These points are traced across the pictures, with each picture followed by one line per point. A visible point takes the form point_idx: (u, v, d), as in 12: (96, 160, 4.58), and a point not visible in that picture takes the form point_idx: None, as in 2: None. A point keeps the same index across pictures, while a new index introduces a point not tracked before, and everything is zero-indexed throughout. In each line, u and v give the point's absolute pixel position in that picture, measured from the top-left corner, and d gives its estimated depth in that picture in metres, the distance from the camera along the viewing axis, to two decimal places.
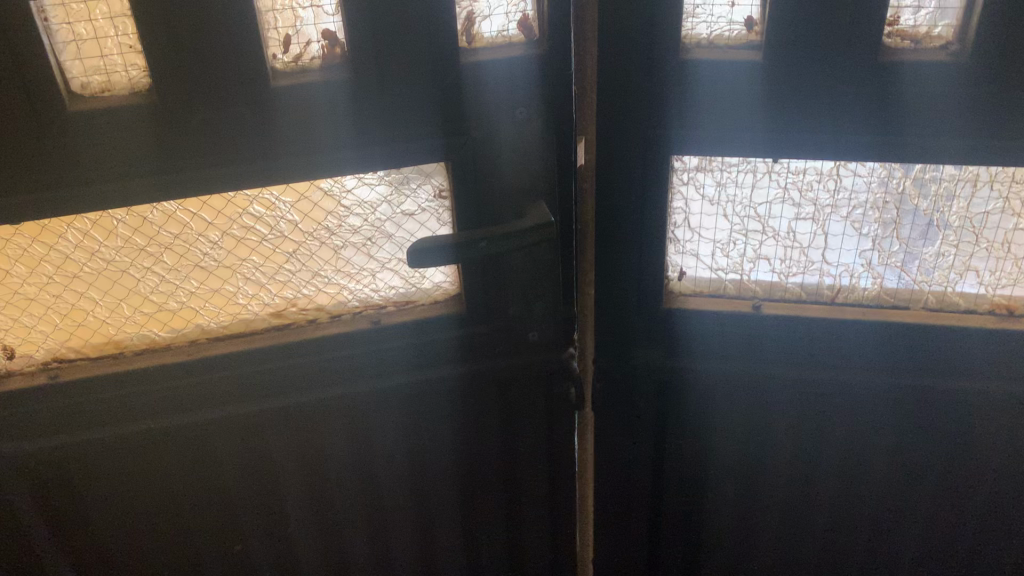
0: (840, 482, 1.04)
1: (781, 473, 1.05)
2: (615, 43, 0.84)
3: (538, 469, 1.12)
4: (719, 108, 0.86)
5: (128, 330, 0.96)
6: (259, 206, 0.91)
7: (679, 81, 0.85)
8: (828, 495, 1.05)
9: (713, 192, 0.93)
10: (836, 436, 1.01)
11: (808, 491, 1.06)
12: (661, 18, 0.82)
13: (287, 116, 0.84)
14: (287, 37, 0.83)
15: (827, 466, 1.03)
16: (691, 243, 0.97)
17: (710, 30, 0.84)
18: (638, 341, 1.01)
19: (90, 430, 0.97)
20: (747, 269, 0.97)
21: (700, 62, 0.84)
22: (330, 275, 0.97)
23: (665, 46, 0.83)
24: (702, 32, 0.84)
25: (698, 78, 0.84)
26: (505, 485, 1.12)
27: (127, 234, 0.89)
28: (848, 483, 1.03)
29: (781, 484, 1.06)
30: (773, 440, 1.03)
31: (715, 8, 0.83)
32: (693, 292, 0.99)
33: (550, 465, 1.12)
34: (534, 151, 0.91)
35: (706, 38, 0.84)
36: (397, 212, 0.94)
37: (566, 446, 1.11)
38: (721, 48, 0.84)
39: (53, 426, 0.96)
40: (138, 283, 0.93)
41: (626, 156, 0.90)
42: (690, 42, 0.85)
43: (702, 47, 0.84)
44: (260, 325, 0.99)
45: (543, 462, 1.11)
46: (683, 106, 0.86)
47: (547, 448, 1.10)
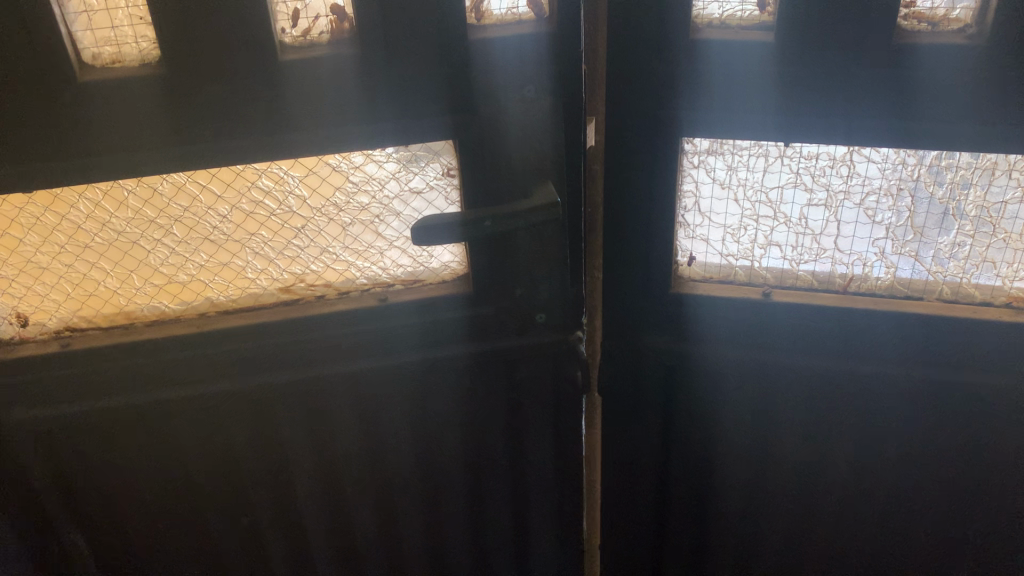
0: (850, 475, 1.02)
1: (789, 463, 1.04)
2: (626, 20, 0.83)
3: (545, 452, 1.11)
4: (732, 90, 0.84)
5: (138, 301, 0.97)
6: (268, 179, 0.91)
7: (690, 60, 0.83)
8: (837, 486, 1.04)
9: (724, 176, 0.91)
10: (846, 426, 0.99)
11: (817, 482, 1.04)
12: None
13: (295, 90, 0.84)
14: (296, 11, 0.83)
15: (837, 458, 1.02)
16: (701, 227, 0.95)
17: (722, 10, 0.83)
18: (647, 326, 1.00)
19: (101, 399, 0.98)
20: (758, 255, 0.95)
21: (711, 42, 0.82)
22: (337, 252, 0.98)
23: (676, 25, 0.82)
24: (714, 12, 0.83)
25: (711, 59, 0.83)
26: (511, 467, 1.12)
27: (137, 206, 0.90)
28: (857, 474, 1.02)
29: (790, 473, 1.05)
30: (782, 429, 1.02)
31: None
32: (703, 278, 0.98)
33: (557, 449, 1.12)
34: (543, 131, 0.90)
35: (718, 18, 0.83)
36: (406, 189, 0.94)
37: (573, 430, 1.10)
38: (733, 28, 0.83)
39: (64, 395, 0.97)
40: (149, 254, 0.94)
41: (637, 138, 0.89)
42: (702, 21, 0.83)
43: (714, 26, 0.83)
44: (268, 299, 0.99)
45: (550, 446, 1.11)
46: (694, 87, 0.85)
47: (554, 432, 1.10)
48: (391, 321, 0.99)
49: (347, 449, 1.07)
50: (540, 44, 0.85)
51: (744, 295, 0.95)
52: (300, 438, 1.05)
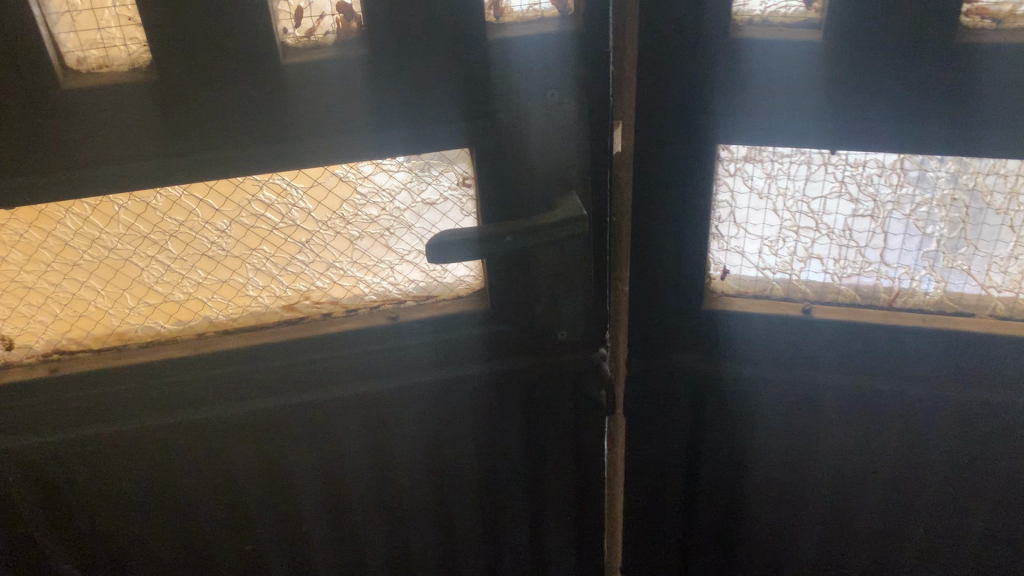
0: (890, 499, 0.96)
1: (826, 486, 0.98)
2: (658, 18, 0.76)
3: (565, 475, 1.05)
4: (774, 93, 0.77)
5: (132, 322, 0.90)
6: (270, 192, 0.84)
7: (728, 62, 0.77)
8: (877, 510, 0.97)
9: (762, 184, 0.84)
10: (888, 449, 0.93)
11: (855, 507, 0.98)
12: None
13: (297, 96, 0.77)
14: (299, 10, 0.76)
15: (878, 482, 0.95)
16: (736, 239, 0.88)
17: (764, 6, 0.75)
18: (676, 344, 0.94)
19: (94, 426, 0.92)
20: (797, 269, 0.89)
21: (751, 43, 0.75)
22: (345, 267, 0.91)
23: (713, 23, 0.75)
24: (755, 8, 0.76)
25: (752, 59, 0.76)
26: (530, 490, 1.05)
27: (129, 221, 0.83)
28: (899, 498, 0.96)
29: (826, 496, 0.98)
30: (819, 451, 0.95)
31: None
32: (737, 292, 0.91)
33: (577, 471, 1.05)
34: (568, 138, 0.83)
35: (759, 15, 0.76)
36: (418, 200, 0.88)
37: (595, 452, 1.04)
38: (775, 26, 0.76)
39: (54, 421, 0.91)
40: (142, 272, 0.87)
41: (666, 146, 0.82)
42: (741, 19, 0.76)
43: (754, 25, 0.76)
44: (270, 318, 0.92)
45: (570, 468, 1.05)
46: (733, 89, 0.78)
47: (575, 454, 1.03)
48: (403, 340, 0.93)
49: (356, 474, 1.00)
50: (563, 44, 0.78)
51: (781, 312, 0.89)
52: (305, 464, 0.98)
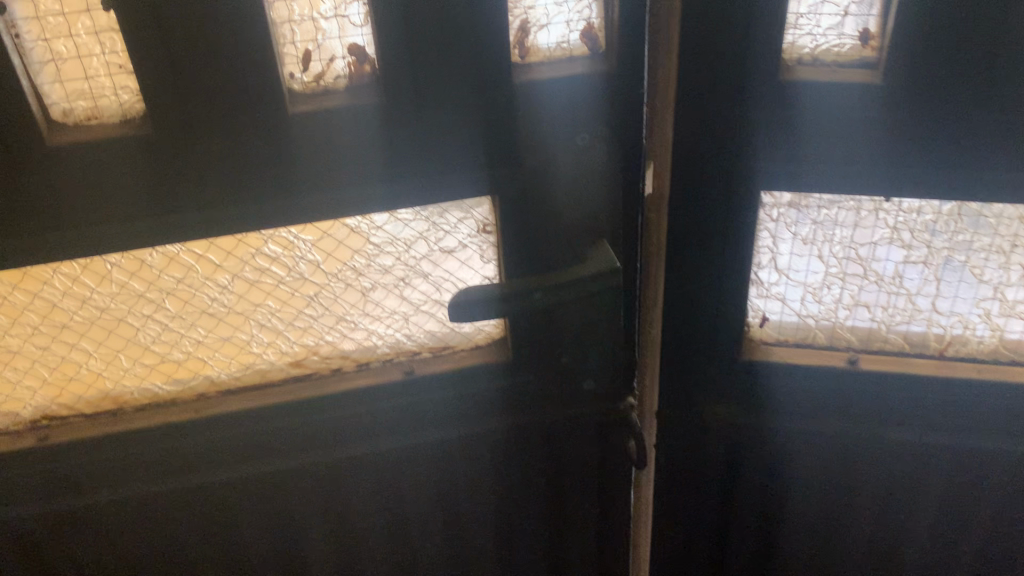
0: (932, 543, 0.92)
1: (865, 532, 0.94)
2: (701, 58, 0.69)
3: (589, 525, 1.00)
4: (825, 137, 0.71)
5: (127, 383, 0.84)
6: (276, 245, 0.77)
7: (777, 105, 0.70)
8: (917, 553, 0.94)
9: (807, 231, 0.78)
10: (932, 494, 0.89)
11: (895, 550, 0.94)
12: (757, 31, 0.67)
13: (305, 148, 0.71)
14: (308, 53, 0.69)
15: (919, 526, 0.92)
16: (777, 286, 0.82)
17: (816, 43, 0.69)
18: (712, 394, 0.88)
19: (89, 495, 0.85)
20: (842, 316, 0.83)
21: (802, 85, 0.69)
22: (356, 320, 0.84)
23: (761, 64, 0.69)
24: (806, 45, 0.69)
25: (803, 102, 0.70)
26: (552, 540, 1.00)
27: (123, 279, 0.77)
28: (941, 542, 0.92)
29: (864, 541, 0.94)
30: (859, 499, 0.91)
31: (822, 18, 0.68)
32: (777, 340, 0.85)
33: (601, 520, 1.00)
34: (598, 184, 0.77)
35: (810, 53, 0.69)
36: (435, 249, 0.81)
37: (620, 502, 0.99)
38: (828, 65, 0.69)
39: (46, 491, 0.85)
40: (137, 332, 0.80)
41: (705, 190, 0.76)
42: (790, 58, 0.69)
43: (804, 64, 0.69)
44: (276, 375, 0.86)
45: (594, 518, 0.99)
46: (781, 133, 0.72)
47: (599, 503, 0.98)
48: (419, 395, 0.87)
49: (370, 533, 0.94)
50: (594, 86, 0.72)
51: (826, 363, 0.83)
52: (317, 525, 0.92)
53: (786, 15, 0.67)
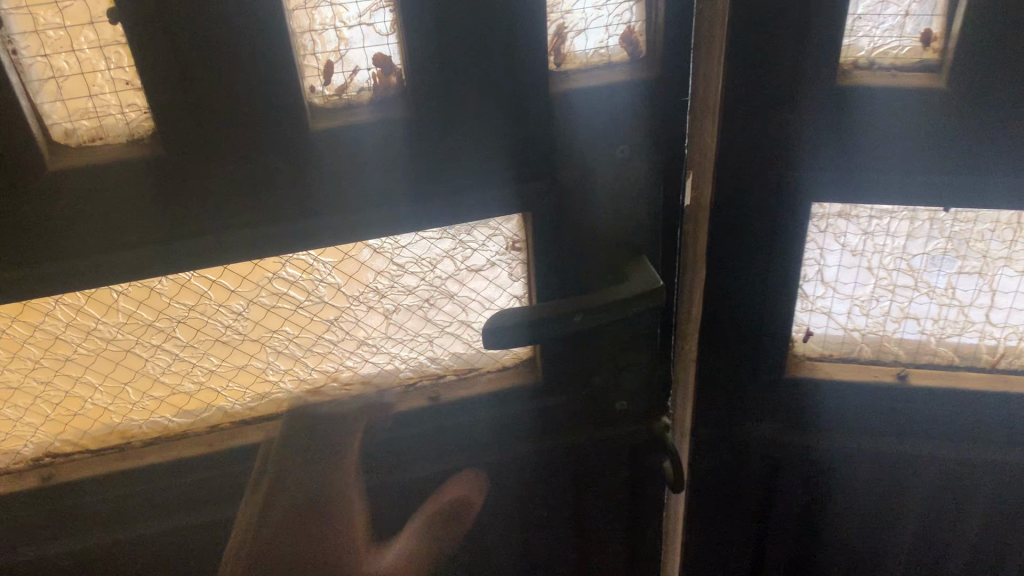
0: (973, 550, 0.91)
1: (904, 542, 0.92)
2: (749, 63, 0.65)
3: (619, 541, 0.97)
4: (882, 146, 0.67)
5: (135, 418, 0.78)
6: (294, 268, 0.72)
7: (831, 111, 0.66)
8: (958, 559, 0.92)
9: (856, 242, 0.74)
10: (978, 505, 0.87)
11: (934, 558, 0.93)
12: (813, 35, 0.63)
13: (326, 166, 0.66)
14: (330, 64, 0.64)
15: (961, 536, 0.90)
16: (823, 299, 0.78)
17: (872, 45, 0.65)
18: (751, 412, 0.84)
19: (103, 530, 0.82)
20: (890, 329, 0.79)
21: (858, 92, 0.65)
22: (378, 343, 0.79)
23: (816, 70, 0.64)
24: (862, 47, 0.65)
25: (859, 110, 0.66)
26: (580, 555, 0.97)
27: (131, 308, 0.71)
28: (983, 549, 0.91)
29: (903, 551, 0.93)
30: (899, 512, 0.89)
31: (882, 18, 0.64)
32: (821, 355, 0.81)
33: (631, 538, 0.97)
34: (635, 199, 0.73)
35: (866, 55, 0.65)
36: (462, 268, 0.76)
37: (651, 521, 0.95)
38: (885, 69, 0.65)
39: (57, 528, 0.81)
40: (146, 362, 0.75)
41: (749, 199, 0.72)
42: (845, 62, 0.65)
43: (860, 69, 0.65)
44: (294, 404, 0.80)
45: (624, 535, 0.96)
46: (835, 142, 0.68)
47: (630, 522, 0.95)
48: (446, 418, 0.82)
49: (399, 571, 0.89)
50: (634, 95, 0.68)
51: (875, 379, 0.80)
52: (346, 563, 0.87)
53: (844, 17, 0.62)
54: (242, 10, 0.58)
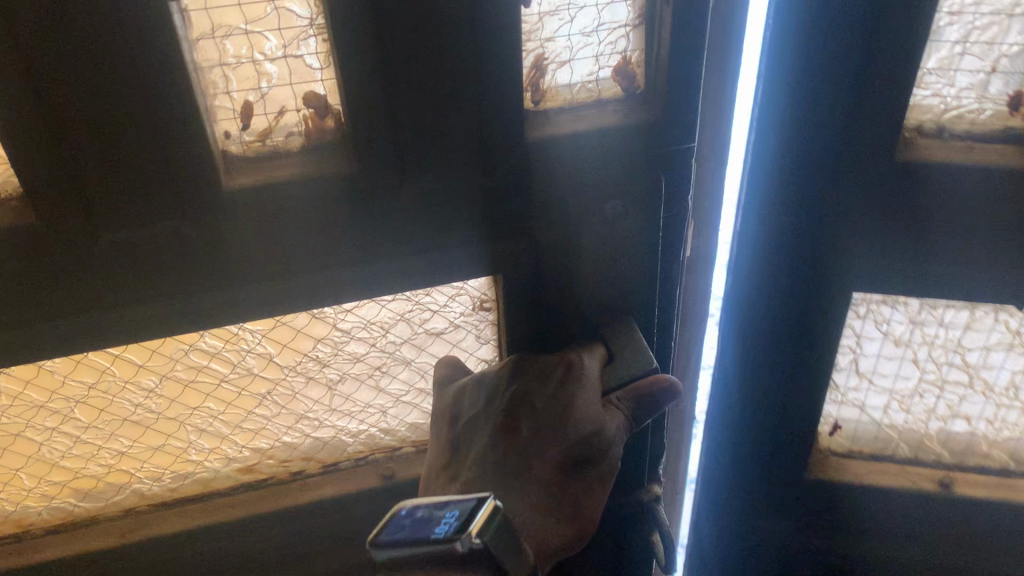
0: None
1: None
2: (789, 120, 0.56)
3: None
4: (948, 224, 0.57)
5: (32, 504, 0.66)
6: (214, 338, 0.60)
7: (886, 189, 0.57)
8: None
9: (902, 331, 0.66)
10: None
11: None
12: (870, 85, 0.52)
13: (246, 228, 0.53)
14: (248, 105, 0.51)
15: None
16: (856, 392, 0.70)
17: (945, 106, 0.55)
18: (768, 492, 0.77)
19: None
20: (933, 426, 0.72)
21: (926, 169, 0.55)
22: (320, 417, 0.67)
23: (869, 134, 0.54)
24: (934, 105, 0.55)
25: (923, 185, 0.56)
26: None
27: (15, 389, 0.59)
28: None
29: None
30: None
31: (958, 75, 0.53)
32: (851, 447, 0.75)
33: None
34: (627, 258, 0.60)
35: (936, 119, 0.55)
36: (420, 332, 0.65)
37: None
38: (961, 138, 0.56)
39: None
40: (41, 447, 0.63)
41: (777, 274, 0.64)
42: (910, 127, 0.56)
43: (926, 136, 0.56)
44: (222, 483, 0.69)
45: None
46: (889, 216, 0.58)
47: None
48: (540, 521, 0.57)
49: None
50: (630, 138, 0.55)
51: (912, 484, 0.73)
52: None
53: (916, 68, 0.51)
54: (141, 59, 0.45)
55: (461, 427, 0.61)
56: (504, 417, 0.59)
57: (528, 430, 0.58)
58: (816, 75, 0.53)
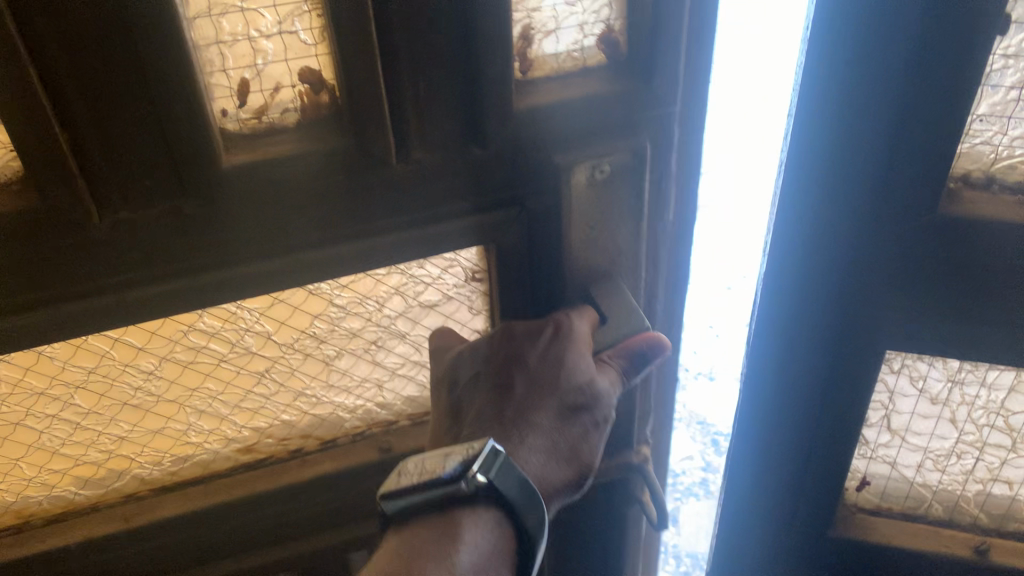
0: None
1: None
2: (828, 148, 0.61)
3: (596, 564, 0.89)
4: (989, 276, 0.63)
5: (33, 495, 0.66)
6: (212, 318, 0.61)
7: (935, 240, 0.62)
8: None
9: (938, 388, 0.73)
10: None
11: None
12: (914, 112, 0.57)
13: (244, 204, 0.54)
14: (244, 82, 0.52)
15: None
16: (890, 446, 0.78)
17: (998, 152, 0.59)
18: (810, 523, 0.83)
19: None
20: (972, 488, 0.79)
21: (970, 222, 0.60)
22: (318, 394, 0.68)
23: (912, 165, 0.59)
24: (986, 152, 0.59)
25: (968, 237, 0.61)
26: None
27: (15, 376, 0.59)
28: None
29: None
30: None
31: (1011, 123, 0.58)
32: (883, 496, 0.82)
33: (607, 562, 0.88)
34: (615, 223, 0.62)
35: (985, 169, 0.61)
36: (415, 305, 0.66)
37: (626, 544, 0.87)
38: (1008, 190, 0.61)
39: None
40: (41, 435, 0.63)
41: (817, 304, 0.70)
42: (956, 177, 0.61)
43: (971, 186, 0.61)
44: (222, 464, 0.70)
45: (600, 559, 0.88)
46: (929, 264, 0.63)
47: (604, 547, 0.87)
48: (540, 466, 0.59)
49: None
50: (615, 103, 0.57)
51: (949, 548, 0.80)
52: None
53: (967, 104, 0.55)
54: (149, 40, 0.46)
55: (459, 390, 0.63)
56: (500, 371, 0.61)
57: (523, 384, 0.60)
58: (865, 109, 0.58)
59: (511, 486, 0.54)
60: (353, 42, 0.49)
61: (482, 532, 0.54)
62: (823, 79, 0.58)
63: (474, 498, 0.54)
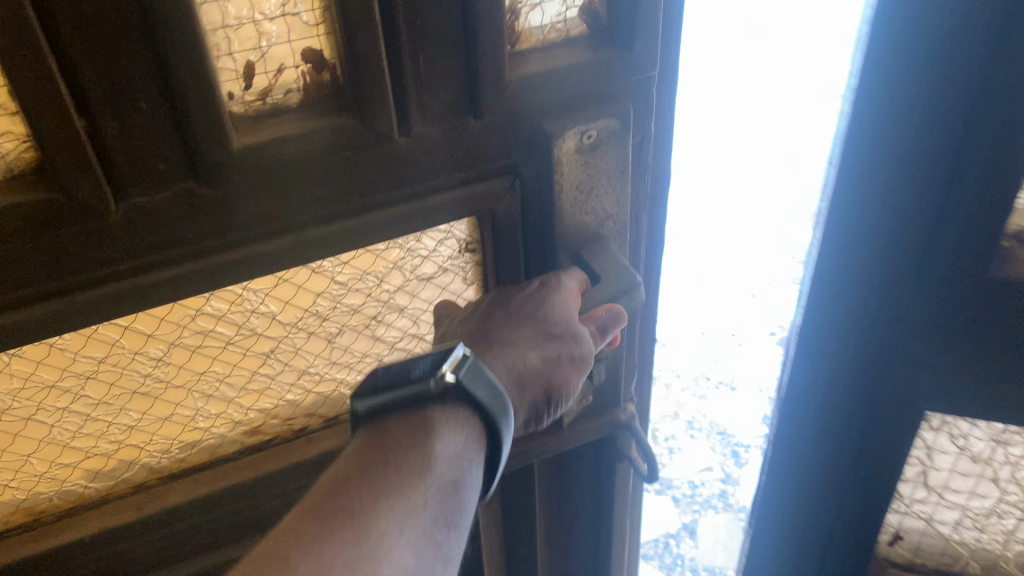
0: None
1: None
2: (886, 192, 0.74)
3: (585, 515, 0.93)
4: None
5: (44, 491, 0.66)
6: (219, 301, 0.62)
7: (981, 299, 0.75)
8: None
9: (975, 442, 0.90)
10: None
11: None
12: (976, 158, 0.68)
13: (252, 183, 0.55)
14: (249, 65, 0.53)
15: None
16: (924, 504, 0.98)
17: None
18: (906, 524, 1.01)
19: None
20: (1010, 548, 0.99)
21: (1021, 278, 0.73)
22: (321, 371, 0.71)
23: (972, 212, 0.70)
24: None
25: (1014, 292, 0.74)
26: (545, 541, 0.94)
27: (27, 371, 0.60)
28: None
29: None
30: None
31: None
32: (919, 538, 1.02)
33: (595, 513, 0.93)
34: (602, 184, 0.65)
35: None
36: (412, 278, 0.68)
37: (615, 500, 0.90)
38: None
39: None
40: (52, 430, 0.63)
41: (888, 344, 0.83)
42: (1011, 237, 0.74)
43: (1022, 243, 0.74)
44: (229, 448, 0.72)
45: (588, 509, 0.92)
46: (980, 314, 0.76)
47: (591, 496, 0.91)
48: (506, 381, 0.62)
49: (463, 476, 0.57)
50: (599, 70, 0.60)
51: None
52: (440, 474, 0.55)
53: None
54: (168, 25, 0.47)
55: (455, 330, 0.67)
56: (490, 311, 0.66)
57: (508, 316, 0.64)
58: (928, 154, 0.70)
59: (479, 387, 0.59)
60: (363, 26, 0.52)
61: (451, 427, 0.57)
62: (888, 117, 0.70)
63: (444, 398, 0.58)
